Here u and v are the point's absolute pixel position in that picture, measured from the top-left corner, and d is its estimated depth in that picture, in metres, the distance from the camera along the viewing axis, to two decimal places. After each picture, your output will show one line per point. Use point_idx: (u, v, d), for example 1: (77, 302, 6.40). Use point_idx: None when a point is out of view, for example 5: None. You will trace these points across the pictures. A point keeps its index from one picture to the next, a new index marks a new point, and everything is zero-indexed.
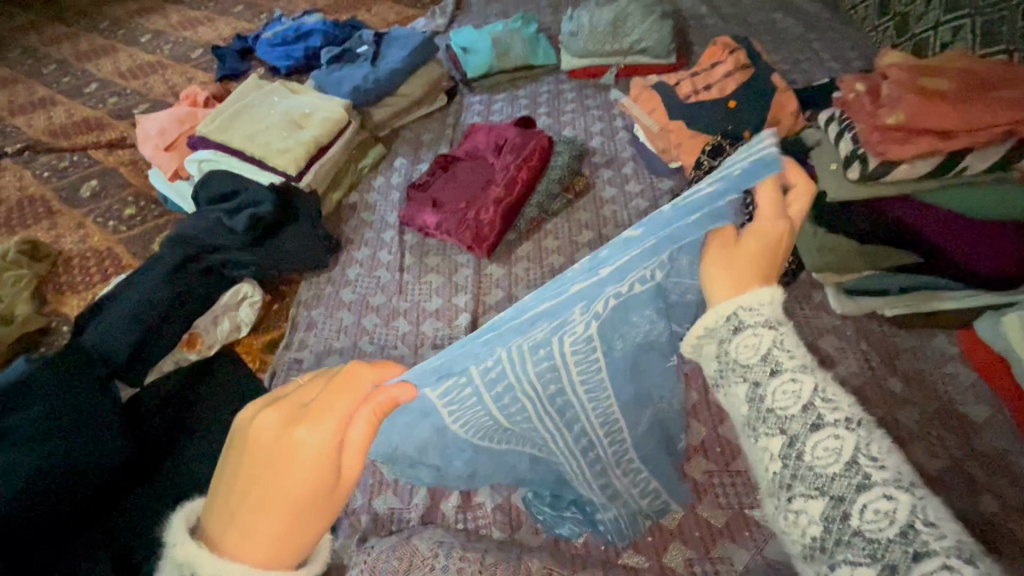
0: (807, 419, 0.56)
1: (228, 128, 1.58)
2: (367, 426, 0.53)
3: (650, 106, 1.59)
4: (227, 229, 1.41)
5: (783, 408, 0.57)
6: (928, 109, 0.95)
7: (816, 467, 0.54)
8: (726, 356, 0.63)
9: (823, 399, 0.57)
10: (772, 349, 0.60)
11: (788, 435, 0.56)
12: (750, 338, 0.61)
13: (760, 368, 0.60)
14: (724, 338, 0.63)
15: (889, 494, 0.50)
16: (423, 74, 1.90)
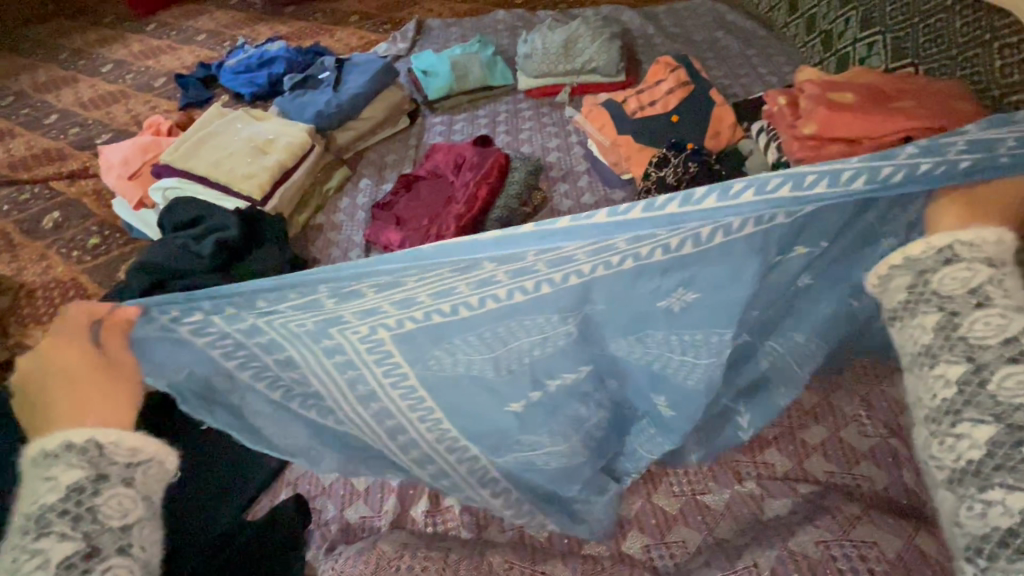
0: (1010, 349, 0.74)
1: (192, 156, 1.61)
2: (89, 335, 0.73)
3: (600, 123, 1.69)
4: (193, 254, 1.44)
5: (985, 337, 0.75)
6: (837, 120, 1.06)
7: (999, 396, 0.72)
8: (927, 287, 0.81)
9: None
10: (981, 285, 0.78)
11: (974, 361, 0.75)
12: (957, 272, 0.79)
13: (957, 300, 0.78)
14: (928, 270, 0.81)
15: None
16: (385, 98, 1.97)
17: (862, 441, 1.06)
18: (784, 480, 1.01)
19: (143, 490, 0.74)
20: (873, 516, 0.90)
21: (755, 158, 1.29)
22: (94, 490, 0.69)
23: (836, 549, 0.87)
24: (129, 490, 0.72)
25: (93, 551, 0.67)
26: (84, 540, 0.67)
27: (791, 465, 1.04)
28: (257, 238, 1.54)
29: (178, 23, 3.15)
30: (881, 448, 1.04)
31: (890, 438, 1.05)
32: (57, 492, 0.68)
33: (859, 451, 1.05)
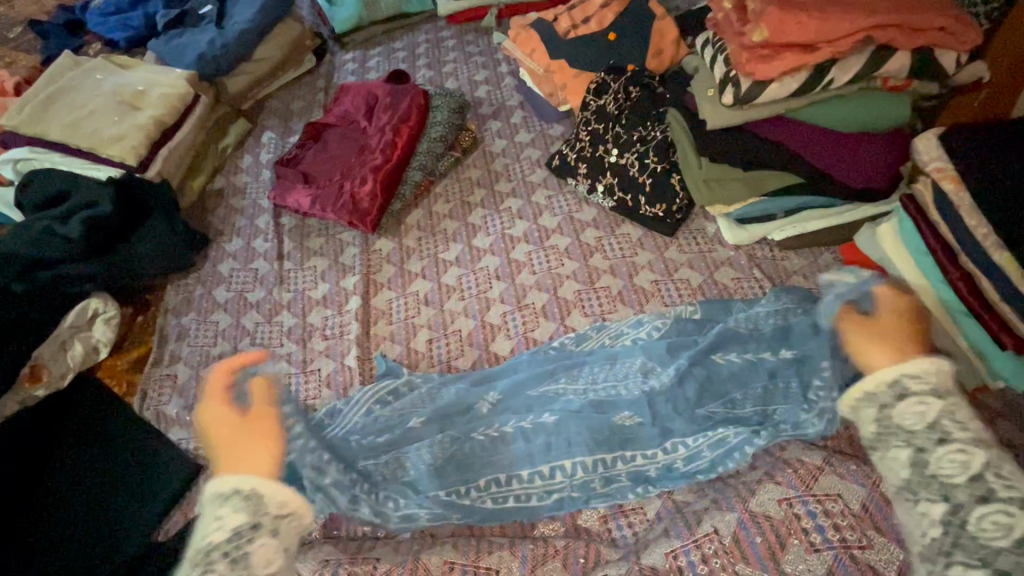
0: (942, 451, 0.72)
1: (44, 119, 1.33)
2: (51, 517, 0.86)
3: (530, 47, 1.48)
4: (59, 238, 1.20)
5: (950, 473, 0.70)
6: (789, 21, 0.91)
7: (942, 475, 0.71)
8: (890, 420, 0.75)
9: (954, 422, 0.73)
10: (942, 418, 0.73)
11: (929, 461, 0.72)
12: (917, 404, 0.75)
13: (926, 435, 0.73)
14: (887, 401, 0.76)
15: (963, 449, 0.71)
16: (282, 33, 1.69)
17: None
18: None
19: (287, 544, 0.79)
20: (835, 467, 0.84)
21: (700, 75, 1.13)
22: (250, 536, 0.77)
23: (799, 506, 0.80)
24: None
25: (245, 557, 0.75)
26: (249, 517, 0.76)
27: None
28: (143, 211, 1.31)
29: None
30: None
31: None
32: (224, 532, 0.76)
33: None
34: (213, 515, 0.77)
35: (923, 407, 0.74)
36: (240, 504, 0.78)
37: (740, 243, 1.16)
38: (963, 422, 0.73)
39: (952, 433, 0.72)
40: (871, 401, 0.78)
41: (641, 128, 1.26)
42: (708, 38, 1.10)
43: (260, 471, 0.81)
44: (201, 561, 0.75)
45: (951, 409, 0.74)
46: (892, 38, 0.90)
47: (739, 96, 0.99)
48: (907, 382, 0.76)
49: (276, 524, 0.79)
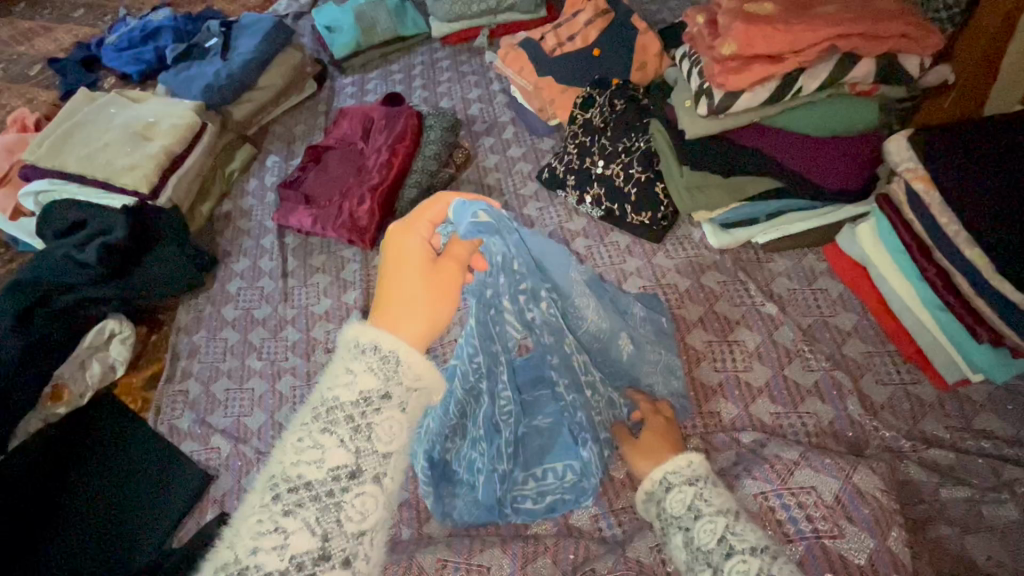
0: (723, 551, 0.69)
1: (61, 153, 1.42)
2: None
3: (519, 65, 1.54)
4: (77, 264, 1.27)
5: (705, 545, 0.71)
6: (756, 34, 0.94)
7: None
8: (665, 513, 0.78)
9: (734, 534, 0.70)
10: (694, 501, 0.76)
11: (711, 566, 0.69)
12: (678, 494, 0.78)
13: (687, 517, 0.75)
14: (661, 496, 0.80)
15: (745, 559, 0.66)
16: (283, 61, 1.77)
17: (807, 377, 1.03)
18: (729, 430, 0.99)
19: (415, 419, 0.63)
20: (811, 461, 0.87)
21: (679, 87, 1.17)
22: (378, 407, 0.60)
23: (774, 500, 0.84)
24: None
25: (357, 470, 0.58)
26: (354, 456, 0.58)
27: (738, 412, 1.01)
28: (154, 236, 1.38)
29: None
30: (827, 382, 1.01)
31: (833, 371, 1.02)
32: (352, 392, 0.60)
33: (804, 388, 1.01)
34: (344, 365, 0.62)
35: (682, 493, 0.78)
36: (378, 364, 0.61)
37: (725, 247, 1.20)
38: (710, 498, 0.75)
39: (702, 508, 0.75)
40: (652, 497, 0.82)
41: (626, 139, 1.30)
42: (686, 51, 1.15)
43: (401, 334, 0.64)
44: (322, 415, 0.59)
45: (735, 523, 0.72)
46: (856, 46, 0.93)
47: (713, 106, 1.03)
48: (670, 478, 0.81)
49: (406, 397, 0.62)
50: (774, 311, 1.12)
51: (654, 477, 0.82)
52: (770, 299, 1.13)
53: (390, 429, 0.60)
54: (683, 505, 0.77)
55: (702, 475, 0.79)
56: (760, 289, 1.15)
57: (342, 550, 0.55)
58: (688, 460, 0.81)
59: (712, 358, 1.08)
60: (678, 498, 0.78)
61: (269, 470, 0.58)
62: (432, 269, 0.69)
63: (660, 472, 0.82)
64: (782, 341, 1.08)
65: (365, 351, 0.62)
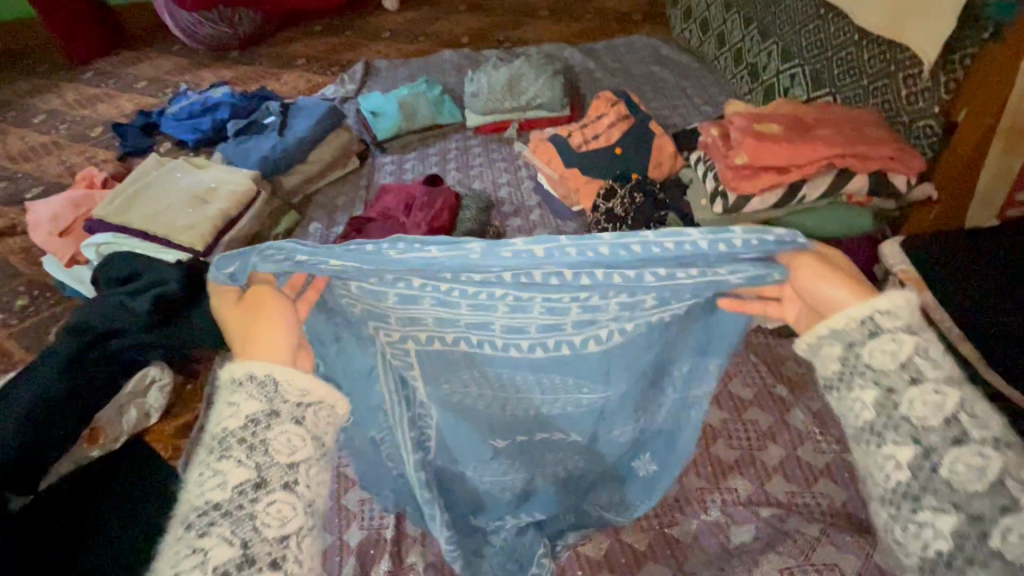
0: (949, 432, 0.56)
1: (128, 211, 1.55)
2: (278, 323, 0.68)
3: (547, 157, 1.72)
4: (129, 311, 1.35)
5: (922, 416, 0.57)
6: (764, 150, 1.10)
7: (953, 481, 0.55)
8: (854, 358, 0.61)
9: (970, 415, 0.56)
10: (913, 357, 0.59)
11: (922, 446, 0.57)
12: (888, 343, 0.59)
13: (898, 375, 0.59)
14: (857, 340, 0.61)
15: (985, 451, 0.54)
16: (333, 140, 1.96)
17: (819, 458, 1.09)
18: (747, 505, 1.03)
19: (315, 432, 0.62)
20: (832, 538, 0.94)
21: (695, 186, 1.32)
22: (254, 496, 0.56)
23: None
24: (288, 493, 0.57)
25: (263, 481, 0.57)
26: (256, 469, 0.57)
27: (754, 489, 1.06)
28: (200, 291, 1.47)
29: (117, 70, 3.10)
30: (837, 465, 1.07)
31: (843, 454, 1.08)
32: (237, 419, 0.59)
33: (817, 468, 1.07)
34: (225, 400, 0.61)
35: (938, 395, 0.57)
36: (256, 387, 0.61)
37: (737, 330, 1.29)
38: (936, 358, 0.59)
39: (924, 370, 0.58)
40: (838, 338, 0.62)
41: (646, 228, 1.44)
42: (700, 157, 1.31)
43: (280, 357, 0.64)
44: (216, 447, 0.59)
45: (924, 345, 0.60)
46: (849, 164, 1.09)
47: (728, 206, 1.17)
48: (879, 318, 0.60)
49: (298, 411, 0.61)
50: (785, 393, 1.19)
51: (851, 317, 0.61)
52: (781, 382, 1.21)
53: (302, 390, 0.62)
54: (893, 359, 0.59)
55: (919, 323, 0.61)
56: (770, 372, 1.23)
57: (266, 554, 0.54)
58: (905, 300, 0.61)
59: (727, 435, 1.14)
60: (887, 348, 0.59)
61: (179, 509, 0.57)
62: (260, 303, 0.68)
63: (866, 309, 0.61)
64: (794, 423, 1.15)
65: (239, 383, 0.61)
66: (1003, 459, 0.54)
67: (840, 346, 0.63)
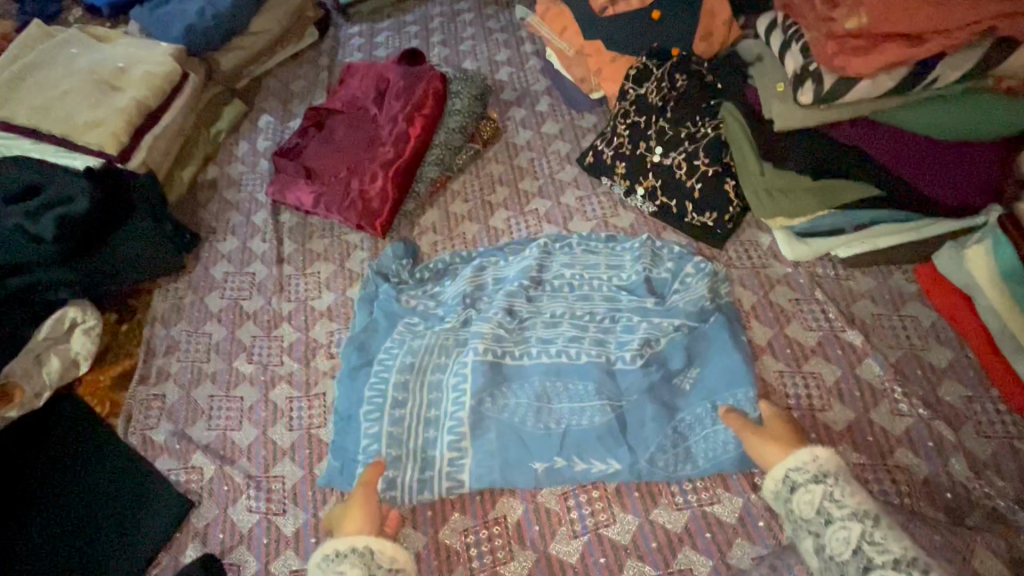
0: (858, 563, 0.65)
1: (11, 101, 1.17)
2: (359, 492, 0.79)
3: (560, 25, 1.32)
4: (33, 239, 1.07)
5: (840, 554, 0.67)
6: (895, 6, 0.74)
7: (833, 556, 0.67)
8: (825, 552, 0.68)
9: (872, 543, 0.65)
10: (824, 502, 0.70)
11: (817, 541, 0.69)
12: (840, 531, 0.68)
13: (817, 520, 0.69)
14: (816, 531, 0.70)
15: (847, 524, 0.67)
16: (280, 2, 1.51)
17: (896, 424, 0.88)
18: None
19: None
20: None
21: (766, 65, 0.97)
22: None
23: None
24: None
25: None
26: None
27: None
28: (125, 205, 1.17)
29: None
30: (920, 431, 0.87)
31: (930, 418, 0.87)
32: None
33: (894, 436, 0.87)
34: None
35: (809, 494, 0.71)
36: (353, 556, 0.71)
37: (800, 259, 1.00)
38: (841, 499, 0.69)
39: (832, 512, 0.69)
40: (776, 497, 0.75)
41: (690, 123, 1.10)
42: (778, 21, 0.95)
43: (365, 530, 0.74)
44: None
45: (872, 529, 0.66)
46: (1016, 31, 0.74)
47: (820, 95, 0.83)
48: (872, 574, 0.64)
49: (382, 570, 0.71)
50: (858, 339, 0.96)
51: (776, 476, 0.74)
52: (853, 325, 0.97)
53: (392, 559, 0.71)
54: (812, 507, 0.71)
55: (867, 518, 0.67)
56: (840, 313, 0.99)
57: None
58: (819, 463, 0.72)
59: (783, 392, 0.93)
60: (805, 498, 0.71)
61: None
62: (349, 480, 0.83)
63: (781, 469, 0.74)
64: (867, 377, 0.93)
65: (341, 557, 0.71)
66: (862, 529, 0.66)
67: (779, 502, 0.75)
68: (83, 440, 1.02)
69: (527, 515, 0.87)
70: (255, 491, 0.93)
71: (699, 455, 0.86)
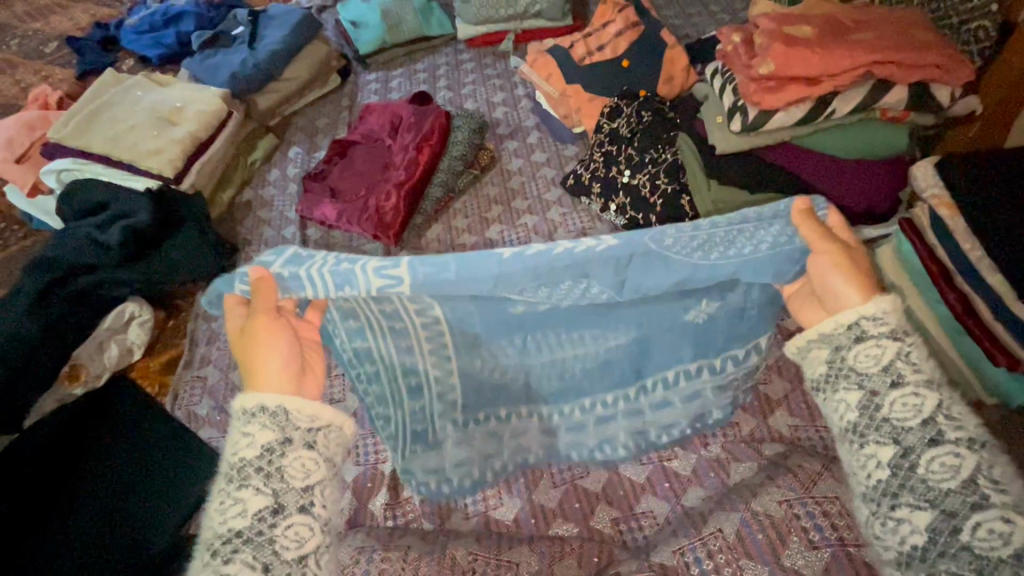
0: (888, 378, 0.61)
1: (86, 133, 1.41)
2: (283, 346, 0.67)
3: (546, 72, 1.56)
4: (100, 245, 1.27)
5: (902, 419, 0.59)
6: (794, 55, 0.97)
7: (930, 480, 0.57)
8: (881, 416, 0.61)
9: (947, 417, 0.58)
10: (896, 361, 0.61)
11: (891, 435, 0.60)
12: (910, 397, 0.60)
13: (880, 378, 0.61)
14: (874, 391, 0.62)
15: (920, 391, 0.60)
16: (310, 54, 1.77)
17: None
18: (750, 441, 1.00)
19: None
20: (834, 472, 0.88)
21: (710, 103, 1.20)
22: (282, 452, 0.61)
23: (798, 507, 0.83)
24: None
25: (280, 507, 0.59)
26: None
27: (757, 423, 1.03)
28: (176, 220, 1.38)
29: None
30: None
31: None
32: None
33: None
34: None
35: (879, 349, 0.62)
36: (269, 420, 0.62)
37: None
38: (918, 363, 0.61)
39: (904, 373, 0.61)
40: (828, 342, 0.66)
41: (653, 150, 1.32)
42: (718, 69, 1.18)
43: (285, 389, 0.65)
44: None
45: (908, 349, 0.62)
46: (892, 74, 0.96)
47: (746, 124, 1.06)
48: (942, 424, 0.58)
49: (307, 438, 0.63)
50: (794, 326, 1.14)
51: (843, 320, 0.65)
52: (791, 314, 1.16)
53: (314, 416, 0.64)
54: (877, 363, 0.62)
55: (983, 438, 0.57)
56: None
57: None
58: (891, 303, 0.64)
59: None
60: (872, 351, 0.62)
61: None
62: (263, 308, 0.69)
63: (853, 314, 0.64)
64: None
65: (251, 415, 0.62)
66: (977, 458, 0.56)
67: (829, 347, 0.66)
68: (135, 412, 1.19)
69: (513, 470, 1.02)
70: None
71: (716, 246, 0.76)
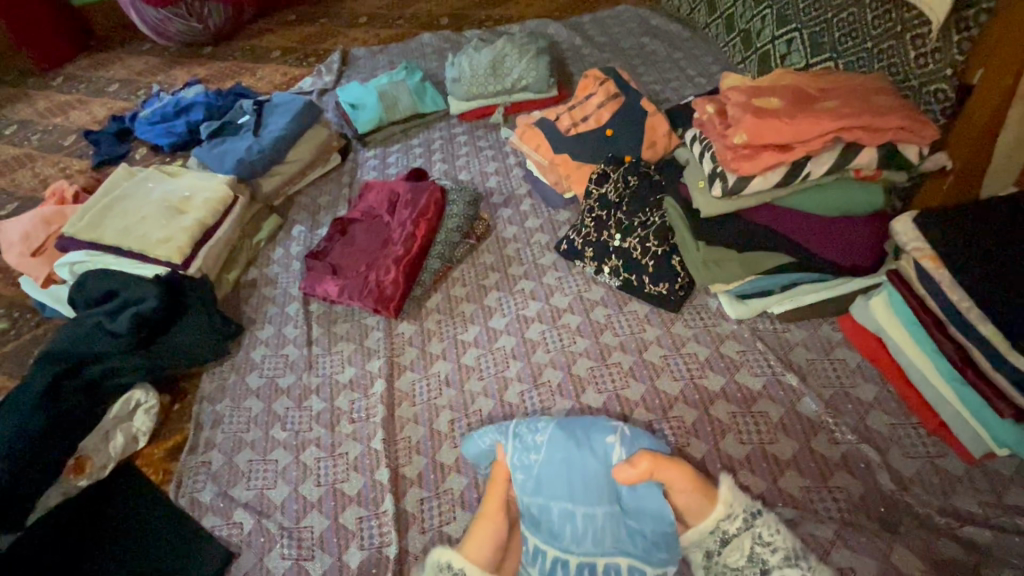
0: (717, 536, 0.91)
1: (100, 226, 1.48)
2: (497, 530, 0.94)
3: (535, 143, 1.64)
4: (110, 333, 1.31)
5: (733, 561, 0.90)
6: (764, 126, 1.02)
7: (729, 563, 0.90)
8: (721, 565, 0.91)
9: (762, 546, 0.89)
10: (756, 550, 0.89)
11: (707, 549, 0.92)
12: (736, 547, 0.90)
13: (752, 569, 0.89)
14: (715, 547, 0.91)
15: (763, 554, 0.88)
16: (311, 137, 1.87)
17: (834, 450, 1.03)
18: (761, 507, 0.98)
19: None
20: None
21: (691, 167, 1.25)
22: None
23: None
24: None
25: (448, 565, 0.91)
26: None
27: (766, 486, 1.01)
28: (184, 303, 1.42)
29: (85, 74, 2.88)
30: (853, 454, 1.02)
31: (859, 444, 1.03)
32: None
33: (832, 460, 1.02)
34: None
35: (741, 545, 0.90)
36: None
37: (742, 317, 1.23)
38: (772, 548, 0.89)
39: (767, 559, 0.89)
40: (700, 546, 0.93)
41: (641, 214, 1.36)
42: (695, 135, 1.23)
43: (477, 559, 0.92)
44: None
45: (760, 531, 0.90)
46: (859, 137, 1.01)
47: (727, 189, 1.10)
48: (764, 554, 0.89)
49: None
50: (796, 381, 1.13)
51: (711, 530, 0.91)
52: (790, 369, 1.15)
53: None
54: (743, 556, 0.89)
55: (752, 513, 0.91)
56: (779, 360, 1.17)
57: None
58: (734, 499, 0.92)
59: (736, 429, 1.09)
60: (736, 547, 0.90)
61: None
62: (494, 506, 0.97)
63: (713, 522, 0.91)
64: (805, 412, 1.09)
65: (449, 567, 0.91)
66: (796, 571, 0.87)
67: (703, 550, 0.92)
68: (140, 500, 1.19)
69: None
70: (288, 540, 1.08)
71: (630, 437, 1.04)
